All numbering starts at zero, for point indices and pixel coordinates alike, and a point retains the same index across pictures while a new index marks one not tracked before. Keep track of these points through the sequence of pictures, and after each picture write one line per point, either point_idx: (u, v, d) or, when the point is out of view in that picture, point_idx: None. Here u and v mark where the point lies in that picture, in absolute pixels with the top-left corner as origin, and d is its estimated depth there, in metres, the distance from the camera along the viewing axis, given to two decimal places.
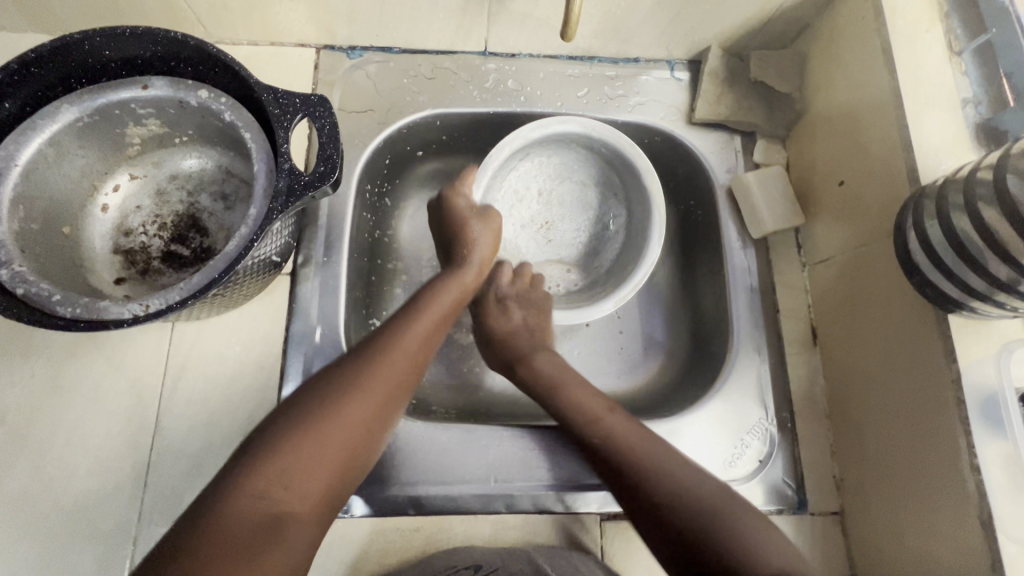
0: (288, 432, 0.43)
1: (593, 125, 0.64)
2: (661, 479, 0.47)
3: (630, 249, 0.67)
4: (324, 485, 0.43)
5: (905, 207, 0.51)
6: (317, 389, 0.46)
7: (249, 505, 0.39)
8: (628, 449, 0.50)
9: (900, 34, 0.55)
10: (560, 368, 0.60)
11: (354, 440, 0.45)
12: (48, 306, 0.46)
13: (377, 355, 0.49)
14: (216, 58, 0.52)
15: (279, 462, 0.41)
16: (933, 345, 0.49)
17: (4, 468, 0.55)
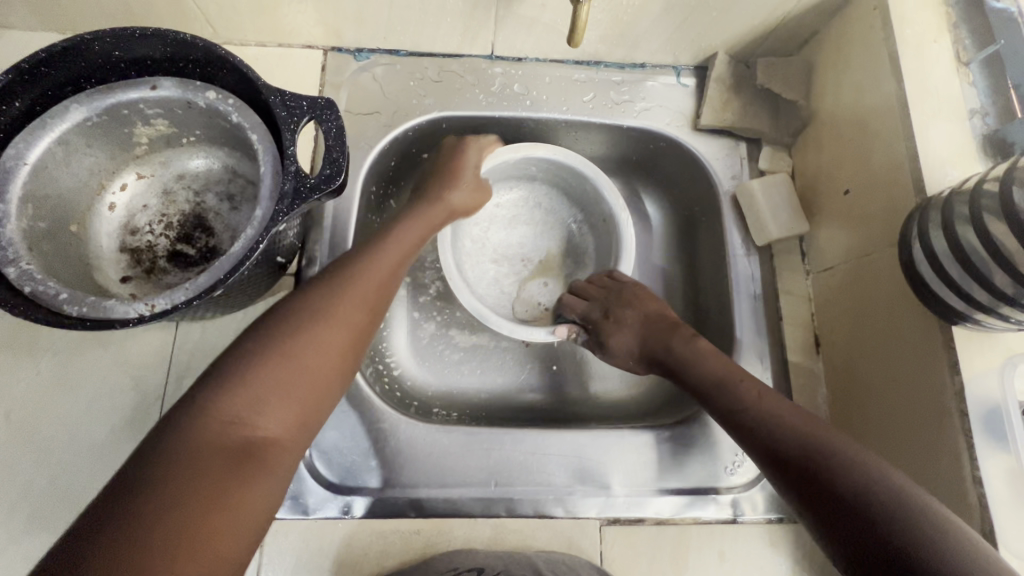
0: (250, 360, 0.42)
1: (503, 152, 0.68)
2: (791, 438, 0.46)
3: (603, 226, 0.71)
4: (297, 411, 0.43)
5: (911, 217, 0.51)
6: (282, 316, 0.46)
7: (217, 433, 0.38)
8: (794, 425, 0.48)
9: (908, 44, 0.55)
10: (704, 351, 0.58)
11: (326, 369, 0.45)
12: (55, 304, 0.46)
13: (344, 281, 0.49)
14: (224, 60, 0.52)
15: (250, 385, 0.41)
16: (935, 356, 0.49)
17: (7, 465, 0.55)
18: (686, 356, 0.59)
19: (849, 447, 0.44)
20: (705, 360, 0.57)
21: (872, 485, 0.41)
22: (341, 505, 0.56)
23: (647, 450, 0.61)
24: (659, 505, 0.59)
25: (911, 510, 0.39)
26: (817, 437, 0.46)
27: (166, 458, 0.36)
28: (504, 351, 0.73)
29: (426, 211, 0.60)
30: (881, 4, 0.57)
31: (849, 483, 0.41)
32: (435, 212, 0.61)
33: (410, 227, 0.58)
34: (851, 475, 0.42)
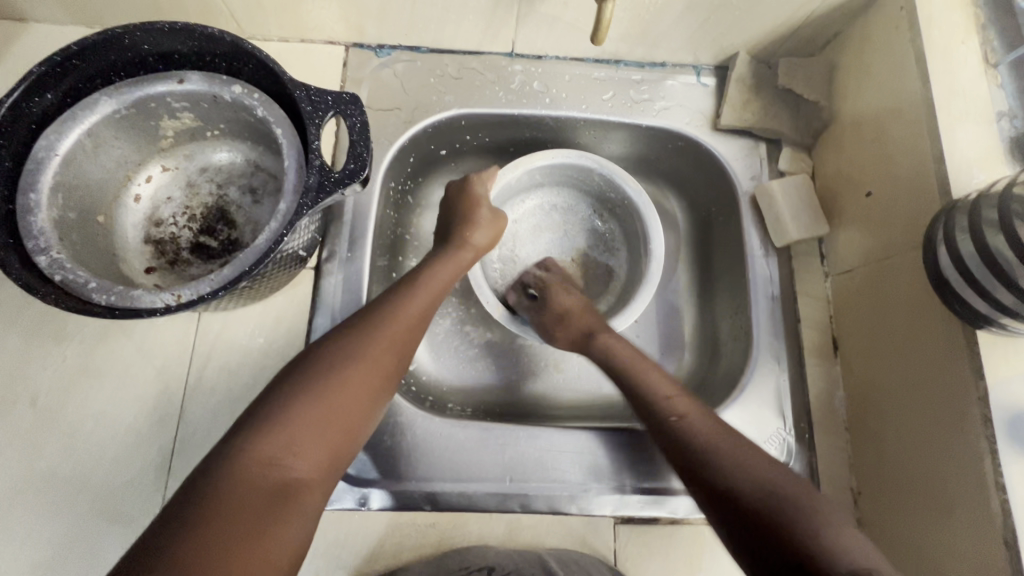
0: (290, 400, 0.44)
1: (515, 167, 0.69)
2: (745, 470, 0.44)
3: (623, 212, 0.72)
4: (326, 452, 0.44)
5: (935, 220, 0.50)
6: (316, 360, 0.48)
7: (258, 473, 0.40)
8: (714, 434, 0.48)
9: (935, 45, 0.55)
10: (630, 351, 0.59)
11: (352, 412, 0.47)
12: (84, 293, 0.47)
13: (376, 325, 0.51)
14: (251, 54, 0.53)
15: (285, 428, 0.42)
16: (958, 360, 0.49)
17: (33, 449, 0.56)
18: (617, 347, 0.60)
19: (738, 461, 0.45)
20: (640, 360, 0.58)
21: (816, 514, 0.40)
22: (357, 497, 0.57)
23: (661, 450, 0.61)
24: (671, 505, 0.59)
25: (851, 547, 0.37)
26: (749, 455, 0.45)
27: (204, 497, 0.37)
28: (518, 349, 0.73)
29: (453, 253, 0.62)
30: (908, 4, 0.57)
31: (792, 505, 0.40)
32: (463, 253, 0.62)
33: (439, 269, 0.60)
34: (792, 498, 0.41)
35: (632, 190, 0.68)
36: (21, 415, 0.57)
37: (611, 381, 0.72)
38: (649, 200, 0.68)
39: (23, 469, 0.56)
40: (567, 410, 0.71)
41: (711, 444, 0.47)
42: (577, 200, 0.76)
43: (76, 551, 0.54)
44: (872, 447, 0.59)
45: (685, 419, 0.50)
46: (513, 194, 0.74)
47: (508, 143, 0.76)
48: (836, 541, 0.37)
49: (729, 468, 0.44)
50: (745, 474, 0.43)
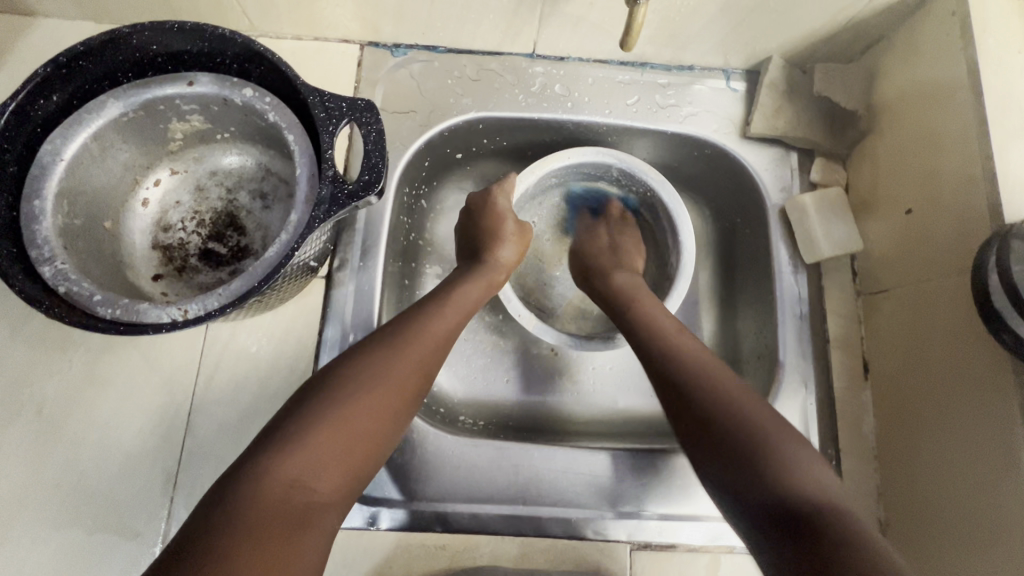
0: (317, 418, 0.43)
1: (535, 165, 0.66)
2: (720, 402, 0.45)
3: (646, 204, 0.70)
4: (349, 475, 0.42)
5: (984, 246, 0.47)
6: (342, 378, 0.46)
7: (282, 496, 0.38)
8: (707, 369, 0.48)
9: (989, 55, 0.51)
10: (633, 286, 0.61)
11: (378, 433, 0.45)
12: (89, 306, 0.45)
13: (404, 344, 0.50)
14: (263, 56, 0.50)
15: (311, 451, 0.41)
16: (1003, 397, 0.46)
17: (38, 459, 0.55)
18: (619, 280, 0.62)
19: (730, 392, 0.46)
20: (640, 292, 0.59)
21: (794, 452, 0.42)
22: (367, 516, 0.56)
23: (680, 474, 0.58)
24: (689, 532, 0.57)
25: (815, 484, 0.39)
26: (736, 389, 0.46)
27: (228, 525, 0.36)
28: (532, 359, 0.71)
29: (480, 271, 0.60)
30: (960, 10, 0.53)
31: (757, 442, 0.42)
32: (495, 273, 0.61)
33: (469, 287, 0.58)
34: (764, 434, 0.43)
35: (651, 177, 0.66)
36: (26, 424, 0.56)
37: (627, 395, 0.70)
38: (669, 184, 0.65)
39: (29, 478, 0.55)
40: (584, 424, 0.69)
41: (705, 378, 0.47)
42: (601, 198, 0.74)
43: (81, 564, 0.53)
44: (903, 479, 0.57)
45: (677, 348, 0.51)
46: (531, 196, 0.71)
47: (526, 146, 0.73)
48: (800, 476, 0.40)
49: (713, 397, 0.46)
50: (717, 406, 0.45)
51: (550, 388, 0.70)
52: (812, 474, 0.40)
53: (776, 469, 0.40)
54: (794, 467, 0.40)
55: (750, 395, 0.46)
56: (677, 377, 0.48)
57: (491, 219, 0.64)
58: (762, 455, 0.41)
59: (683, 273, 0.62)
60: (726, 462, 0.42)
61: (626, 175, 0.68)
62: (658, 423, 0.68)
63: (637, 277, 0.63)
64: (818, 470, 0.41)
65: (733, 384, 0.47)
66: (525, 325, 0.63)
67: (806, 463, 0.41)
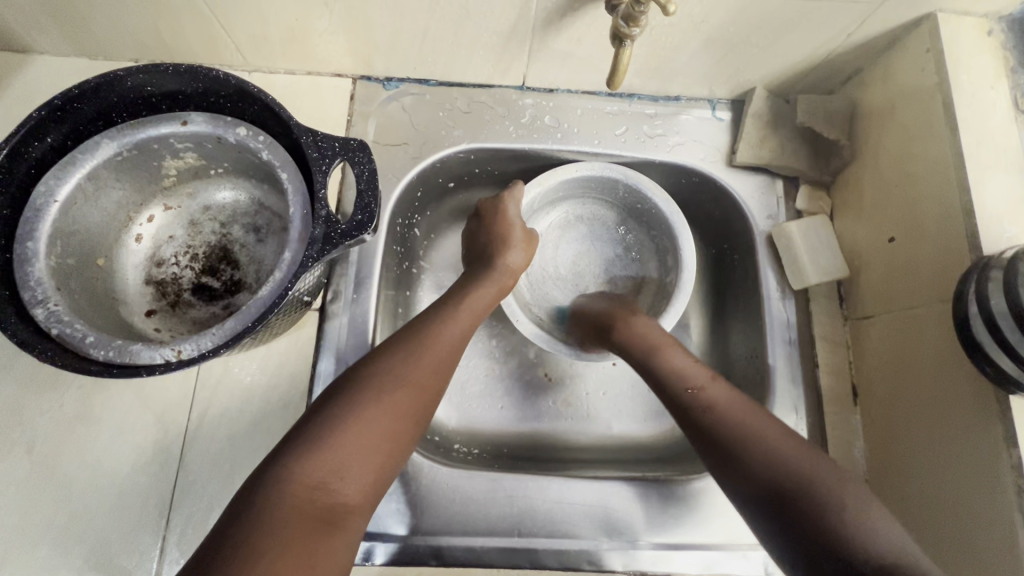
0: (335, 423, 0.43)
1: (548, 180, 0.67)
2: (758, 452, 0.45)
3: (653, 224, 0.70)
4: (372, 474, 0.44)
5: (964, 276, 0.49)
6: (361, 381, 0.47)
7: (304, 498, 0.39)
8: (746, 421, 0.48)
9: (962, 91, 0.53)
10: (653, 332, 0.59)
11: (399, 435, 0.46)
12: (82, 348, 0.46)
13: (420, 348, 0.51)
14: (256, 96, 0.51)
15: (335, 452, 0.42)
16: (984, 422, 0.47)
17: (28, 500, 0.55)
18: (639, 327, 0.59)
19: (723, 404, 0.50)
20: (664, 340, 0.57)
21: (792, 459, 0.44)
22: (361, 552, 0.56)
23: (675, 502, 0.59)
24: (683, 560, 0.57)
25: (885, 544, 0.38)
26: (723, 393, 0.51)
27: (258, 525, 0.37)
28: (526, 384, 0.71)
29: (489, 277, 0.61)
30: (934, 48, 0.55)
31: (740, 446, 0.46)
32: (506, 278, 0.62)
33: (482, 290, 0.59)
34: (750, 436, 0.46)
35: (657, 198, 0.66)
36: (15, 464, 0.55)
37: (623, 421, 0.70)
38: (675, 204, 0.66)
39: (19, 520, 0.54)
40: (579, 450, 0.69)
41: (706, 400, 0.50)
42: (612, 214, 0.74)
43: None
44: (895, 503, 0.57)
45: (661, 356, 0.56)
46: (541, 207, 0.72)
47: (518, 175, 0.75)
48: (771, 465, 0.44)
49: (760, 464, 0.44)
50: (764, 460, 0.45)
51: (545, 415, 0.70)
52: (791, 460, 0.44)
53: (759, 463, 0.45)
54: (780, 457, 0.44)
55: (793, 438, 0.46)
56: (721, 438, 0.47)
57: (498, 227, 0.65)
58: (833, 533, 0.39)
59: (683, 291, 0.63)
60: (788, 522, 0.41)
61: (638, 195, 0.68)
62: (653, 449, 0.68)
63: (654, 321, 0.61)
64: (797, 457, 0.44)
65: (774, 434, 0.46)
66: (523, 330, 0.64)
67: (867, 513, 0.40)
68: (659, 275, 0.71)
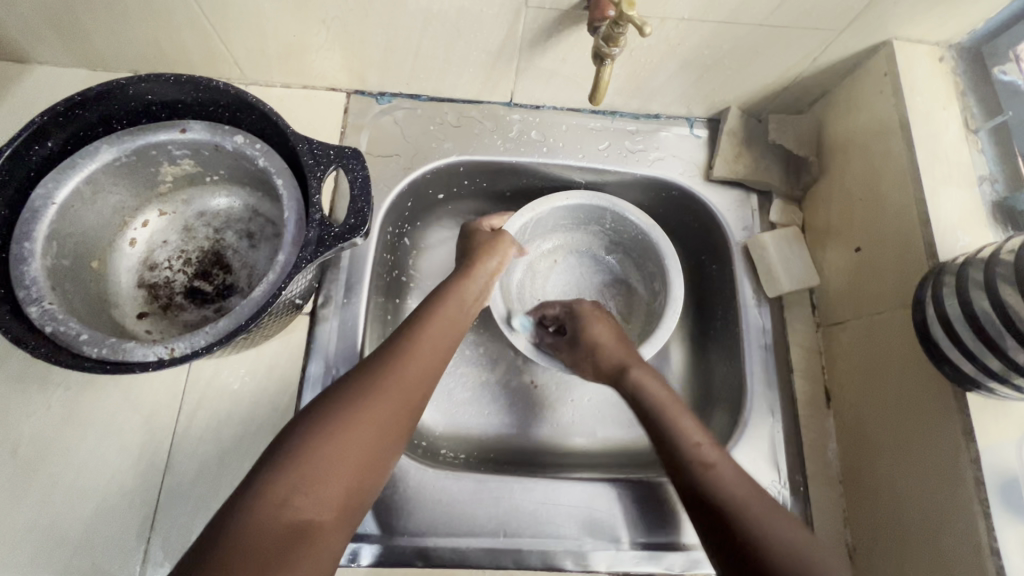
0: (305, 439, 0.43)
1: (540, 208, 0.70)
2: (753, 520, 0.42)
3: (641, 249, 0.72)
4: (344, 489, 0.43)
5: (922, 282, 0.52)
6: (329, 406, 0.45)
7: (272, 514, 0.39)
8: (745, 491, 0.45)
9: (918, 111, 0.57)
10: (665, 391, 0.54)
11: (369, 449, 0.45)
12: (76, 345, 0.46)
13: (390, 368, 0.49)
14: (254, 106, 0.53)
15: (301, 468, 0.41)
16: (943, 418, 0.50)
17: (11, 501, 0.54)
18: (654, 389, 0.55)
19: (721, 467, 0.47)
20: (668, 398, 0.53)
21: (794, 545, 0.41)
22: (347, 553, 0.56)
23: (656, 503, 0.60)
24: (664, 559, 0.58)
25: None
26: (722, 460, 0.48)
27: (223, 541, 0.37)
28: (512, 392, 0.73)
29: (464, 285, 0.59)
30: (891, 72, 0.59)
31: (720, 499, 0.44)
32: (477, 288, 0.60)
33: (453, 303, 0.57)
34: (726, 487, 0.45)
35: (645, 222, 0.69)
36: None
37: (607, 427, 0.71)
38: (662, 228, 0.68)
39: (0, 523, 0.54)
40: (562, 456, 0.70)
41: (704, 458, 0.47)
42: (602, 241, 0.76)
43: None
44: (867, 502, 0.59)
45: (649, 398, 0.54)
46: (533, 233, 0.74)
47: (505, 188, 0.77)
48: (750, 521, 0.42)
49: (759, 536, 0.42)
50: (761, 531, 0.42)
51: (530, 421, 0.71)
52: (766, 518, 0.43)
53: (755, 533, 0.42)
54: (779, 537, 0.41)
55: (787, 515, 0.44)
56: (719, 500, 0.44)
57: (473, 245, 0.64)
58: None
59: (670, 313, 0.64)
60: None
61: (627, 221, 0.71)
62: (636, 453, 0.70)
63: (654, 375, 0.56)
64: (802, 541, 0.41)
65: (764, 504, 0.44)
66: (518, 345, 0.64)
67: None
68: (646, 292, 0.74)
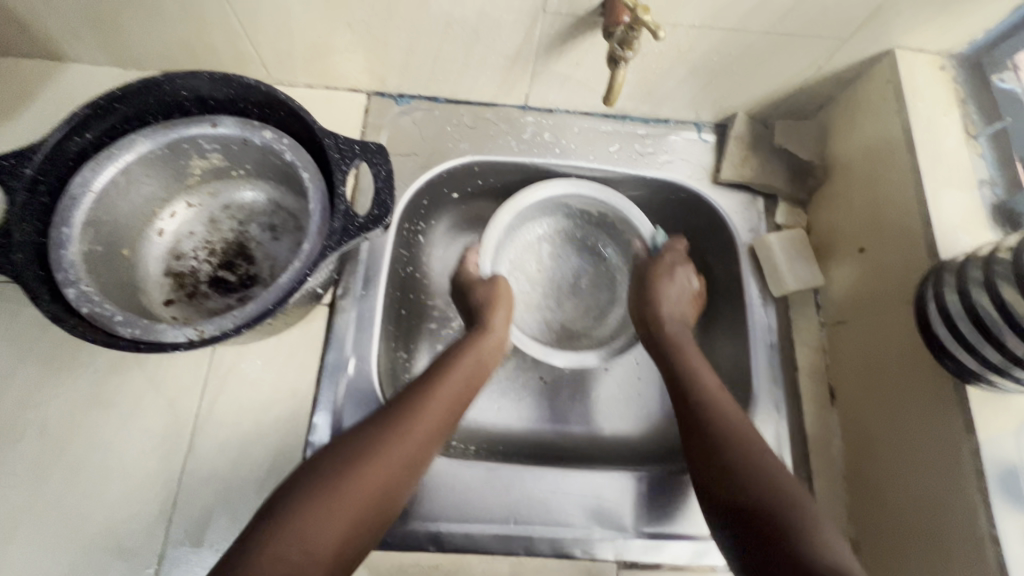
0: (310, 492, 0.44)
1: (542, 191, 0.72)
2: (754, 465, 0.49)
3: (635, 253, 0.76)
4: (343, 540, 0.43)
5: (924, 281, 0.54)
6: (336, 462, 0.47)
7: (272, 562, 0.40)
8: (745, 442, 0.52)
9: (919, 117, 0.59)
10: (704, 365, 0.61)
11: (376, 503, 0.46)
12: (110, 326, 0.48)
13: (401, 424, 0.51)
14: (283, 103, 0.56)
15: (304, 518, 0.42)
16: (945, 412, 0.51)
17: (39, 479, 0.56)
18: (698, 363, 0.61)
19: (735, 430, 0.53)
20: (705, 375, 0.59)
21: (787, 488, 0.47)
22: None
23: (664, 493, 0.61)
24: (672, 549, 0.60)
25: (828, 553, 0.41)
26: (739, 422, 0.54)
27: None
28: (522, 389, 0.74)
29: (477, 340, 0.63)
30: (894, 79, 0.62)
31: (788, 516, 0.44)
32: (489, 343, 0.63)
33: (469, 357, 0.61)
34: (766, 465, 0.49)
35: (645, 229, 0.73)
36: (28, 445, 0.57)
37: (609, 421, 0.73)
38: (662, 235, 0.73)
39: (28, 500, 0.56)
40: (570, 450, 0.71)
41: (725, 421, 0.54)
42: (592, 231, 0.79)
43: None
44: (871, 497, 0.60)
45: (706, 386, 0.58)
46: (530, 220, 0.77)
47: (517, 188, 0.80)
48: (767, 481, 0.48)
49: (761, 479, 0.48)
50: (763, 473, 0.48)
51: (538, 416, 0.73)
52: (806, 505, 0.46)
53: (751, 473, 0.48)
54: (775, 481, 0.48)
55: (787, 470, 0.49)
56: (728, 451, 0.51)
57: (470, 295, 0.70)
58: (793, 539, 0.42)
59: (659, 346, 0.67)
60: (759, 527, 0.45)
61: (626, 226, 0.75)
62: (640, 449, 0.71)
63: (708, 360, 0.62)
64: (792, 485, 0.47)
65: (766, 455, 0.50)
66: (533, 352, 0.68)
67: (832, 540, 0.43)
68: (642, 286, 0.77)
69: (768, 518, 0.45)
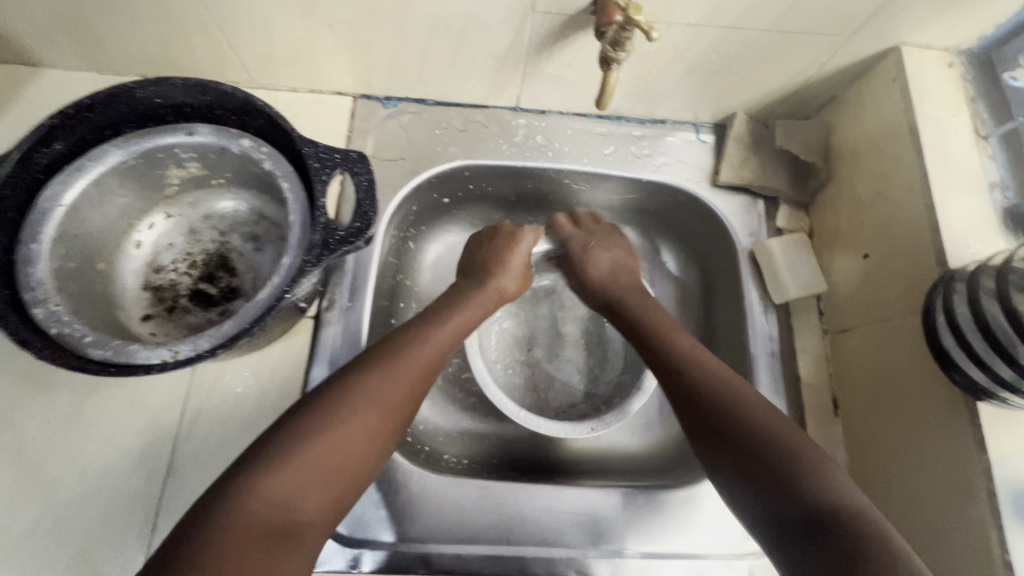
0: (298, 437, 0.44)
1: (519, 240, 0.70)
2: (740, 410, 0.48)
3: None
4: (335, 494, 0.44)
5: (931, 290, 0.51)
6: (329, 403, 0.46)
7: (262, 509, 0.39)
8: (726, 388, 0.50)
9: (927, 117, 0.57)
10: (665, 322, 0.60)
11: (372, 448, 0.47)
12: (80, 347, 0.46)
13: (395, 368, 0.51)
14: (262, 111, 0.54)
15: (295, 466, 0.42)
16: (956, 428, 0.49)
17: (14, 502, 0.54)
18: (655, 317, 0.61)
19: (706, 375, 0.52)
20: (669, 327, 0.59)
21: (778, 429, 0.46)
22: (349, 559, 0.56)
23: (662, 510, 0.59)
24: (670, 568, 0.58)
25: (836, 491, 0.41)
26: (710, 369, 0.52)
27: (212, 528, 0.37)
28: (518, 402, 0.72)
29: (472, 294, 0.63)
30: (900, 78, 0.59)
31: (783, 454, 0.44)
32: (491, 300, 0.64)
33: (473, 309, 0.61)
34: (751, 410, 0.48)
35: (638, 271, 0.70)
36: (3, 467, 0.55)
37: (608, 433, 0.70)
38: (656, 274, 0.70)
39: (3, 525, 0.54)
40: (566, 463, 0.69)
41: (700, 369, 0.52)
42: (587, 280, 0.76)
43: None
44: None
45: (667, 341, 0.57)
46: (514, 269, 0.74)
47: (509, 194, 0.77)
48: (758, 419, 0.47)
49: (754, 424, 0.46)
50: (751, 420, 0.47)
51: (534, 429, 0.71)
52: (793, 441, 0.45)
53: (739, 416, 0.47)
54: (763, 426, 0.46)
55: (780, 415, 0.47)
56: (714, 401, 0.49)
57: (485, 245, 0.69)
58: (797, 484, 0.41)
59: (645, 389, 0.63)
60: (758, 479, 0.43)
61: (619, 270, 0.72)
62: (637, 462, 0.69)
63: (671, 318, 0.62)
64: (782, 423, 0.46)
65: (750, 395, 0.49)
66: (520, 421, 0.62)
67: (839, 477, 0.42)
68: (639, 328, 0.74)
69: (773, 464, 0.43)
